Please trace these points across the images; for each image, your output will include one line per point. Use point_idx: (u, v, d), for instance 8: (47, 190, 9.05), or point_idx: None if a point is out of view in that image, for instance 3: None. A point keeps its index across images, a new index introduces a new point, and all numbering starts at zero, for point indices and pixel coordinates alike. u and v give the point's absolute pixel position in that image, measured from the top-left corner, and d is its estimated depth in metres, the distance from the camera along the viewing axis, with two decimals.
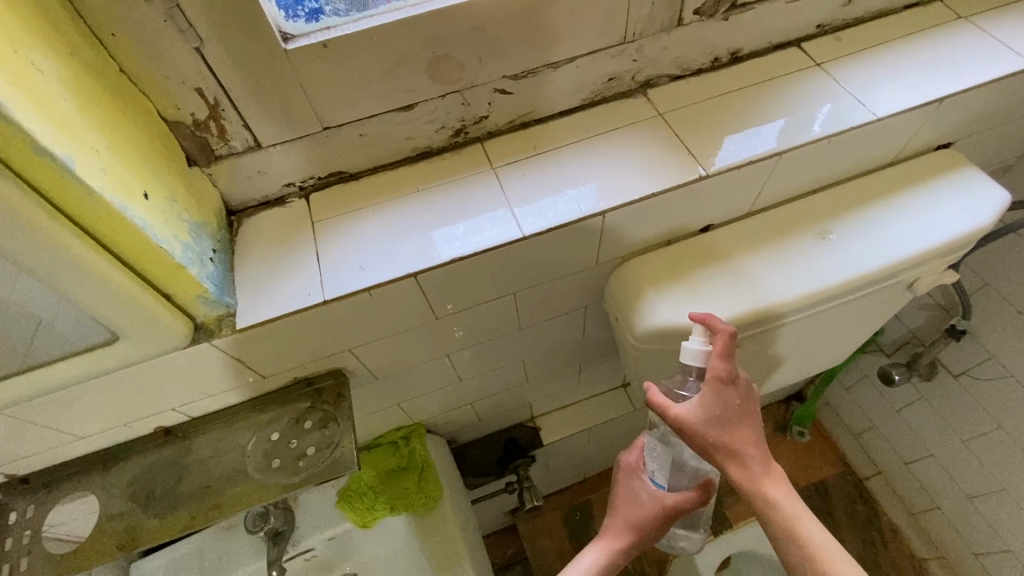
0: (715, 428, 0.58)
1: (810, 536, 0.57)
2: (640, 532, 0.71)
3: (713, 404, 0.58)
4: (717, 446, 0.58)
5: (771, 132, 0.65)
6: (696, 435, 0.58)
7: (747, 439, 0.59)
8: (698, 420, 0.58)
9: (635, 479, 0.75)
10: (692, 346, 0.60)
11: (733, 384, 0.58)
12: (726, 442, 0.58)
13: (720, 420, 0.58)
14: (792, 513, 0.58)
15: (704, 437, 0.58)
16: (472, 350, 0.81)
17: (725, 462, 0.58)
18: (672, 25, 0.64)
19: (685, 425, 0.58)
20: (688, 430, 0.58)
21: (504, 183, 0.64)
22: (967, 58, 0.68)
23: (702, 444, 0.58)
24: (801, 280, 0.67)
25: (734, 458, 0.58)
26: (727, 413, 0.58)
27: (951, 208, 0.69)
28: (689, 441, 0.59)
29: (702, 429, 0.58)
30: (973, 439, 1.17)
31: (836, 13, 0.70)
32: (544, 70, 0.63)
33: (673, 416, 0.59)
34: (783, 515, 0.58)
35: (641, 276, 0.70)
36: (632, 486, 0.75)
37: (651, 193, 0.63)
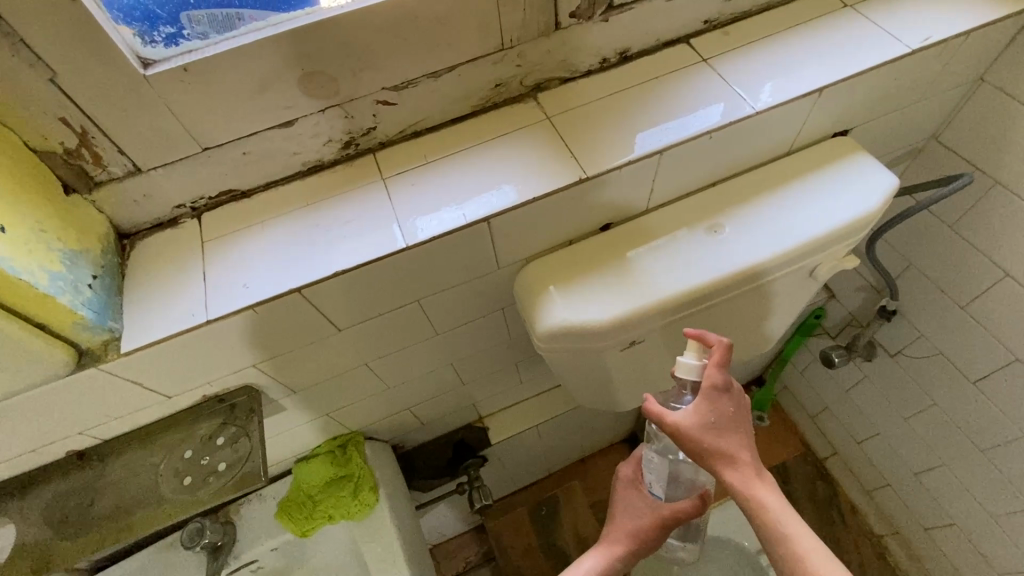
0: (711, 435, 0.60)
1: (801, 542, 0.58)
2: (639, 541, 0.74)
3: (709, 413, 0.60)
4: (712, 452, 0.60)
5: (655, 131, 0.66)
6: (693, 442, 0.60)
7: (741, 446, 0.61)
8: (693, 426, 0.60)
9: (634, 492, 0.78)
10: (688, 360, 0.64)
11: (727, 394, 0.61)
12: (721, 448, 0.60)
13: (716, 427, 0.60)
14: (785, 521, 0.59)
15: (700, 443, 0.60)
16: (392, 357, 0.82)
17: (720, 467, 0.60)
18: (550, 30, 0.64)
19: (680, 431, 0.60)
20: (684, 436, 0.60)
21: (392, 193, 0.65)
22: (848, 46, 0.69)
23: (699, 449, 0.60)
24: (695, 275, 0.68)
25: (728, 463, 0.60)
26: (722, 421, 0.60)
27: (840, 198, 0.70)
28: (686, 448, 0.61)
29: (698, 434, 0.60)
30: (913, 417, 1.19)
31: (722, 8, 0.71)
32: (425, 80, 0.63)
33: (670, 423, 0.61)
34: (774, 519, 0.59)
35: (540, 278, 0.71)
36: (632, 497, 0.78)
37: (535, 196, 0.63)
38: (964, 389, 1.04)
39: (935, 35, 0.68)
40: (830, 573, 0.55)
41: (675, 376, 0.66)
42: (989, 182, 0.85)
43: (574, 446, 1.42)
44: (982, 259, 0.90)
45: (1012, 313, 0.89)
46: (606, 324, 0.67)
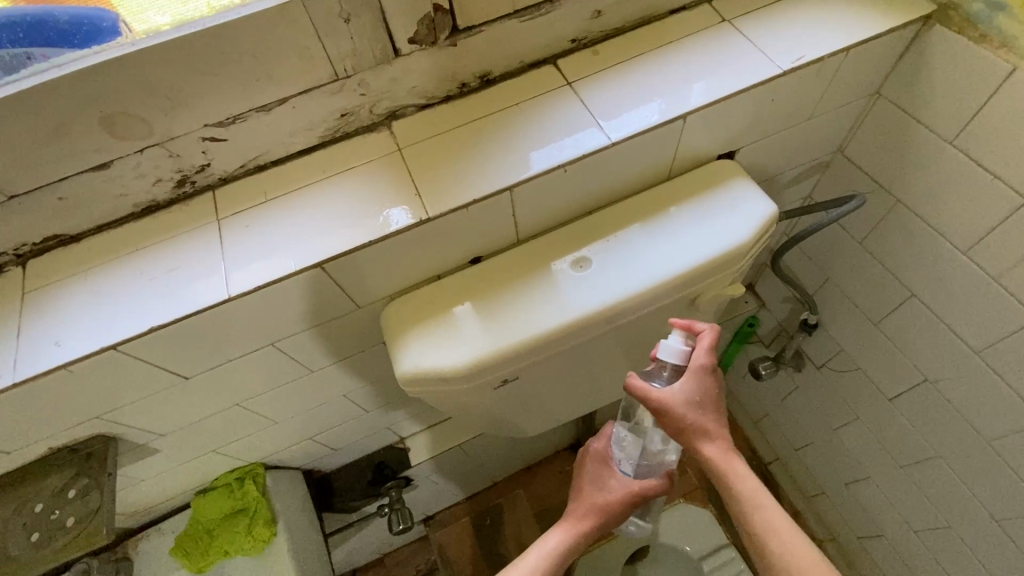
0: (694, 412, 0.61)
1: (772, 517, 0.59)
2: (606, 517, 0.70)
3: (694, 391, 0.61)
4: (695, 428, 0.61)
5: (510, 164, 0.62)
6: (678, 418, 0.60)
7: (720, 424, 0.63)
8: (678, 403, 0.60)
9: (605, 467, 0.74)
10: (674, 341, 0.63)
11: (711, 376, 0.62)
12: (702, 424, 0.61)
13: (700, 405, 0.61)
14: (759, 497, 0.60)
15: (684, 419, 0.60)
16: (268, 395, 0.78)
17: (699, 443, 0.61)
18: (389, 57, 0.60)
19: (665, 407, 0.60)
20: (671, 412, 0.60)
21: (225, 237, 0.61)
22: (718, 67, 0.65)
23: (681, 426, 0.61)
24: (559, 312, 0.65)
25: (707, 439, 0.61)
26: (706, 400, 0.61)
27: (715, 227, 0.67)
28: (668, 424, 0.61)
29: (683, 412, 0.60)
30: (841, 428, 1.16)
31: (589, 26, 0.67)
32: (254, 114, 0.59)
33: (656, 399, 0.60)
34: (749, 495, 0.60)
35: (401, 318, 0.67)
36: (602, 472, 0.73)
37: (373, 240, 0.60)
38: (882, 404, 1.01)
39: (810, 53, 0.64)
40: (799, 546, 0.57)
41: (655, 360, 0.64)
42: (892, 200, 0.81)
43: (508, 457, 1.41)
44: (890, 277, 0.87)
45: (919, 332, 0.86)
46: (461, 368, 0.64)
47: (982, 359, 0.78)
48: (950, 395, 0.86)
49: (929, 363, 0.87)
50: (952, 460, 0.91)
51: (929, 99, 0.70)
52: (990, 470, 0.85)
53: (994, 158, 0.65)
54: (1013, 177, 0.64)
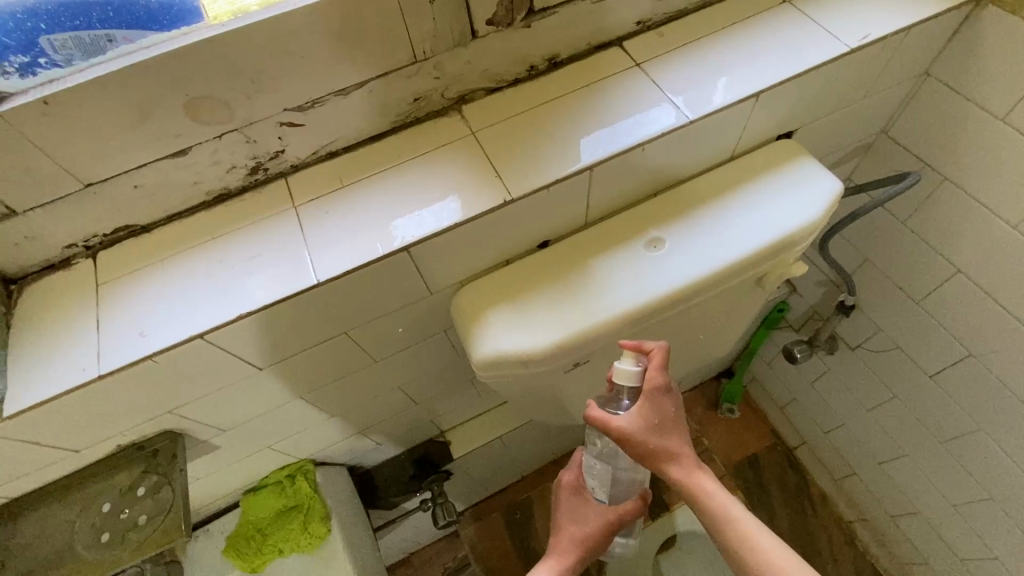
0: (655, 435, 0.59)
1: (750, 532, 0.57)
2: (586, 548, 0.69)
3: (651, 414, 0.60)
4: (659, 451, 0.59)
5: (586, 146, 0.63)
6: (639, 444, 0.59)
7: (682, 442, 0.61)
8: (636, 429, 0.59)
9: (578, 499, 0.73)
10: (624, 368, 0.61)
11: (665, 394, 0.61)
12: (664, 447, 0.59)
13: (658, 428, 0.60)
14: (730, 510, 0.59)
15: (646, 445, 0.59)
16: (329, 388, 0.77)
17: (664, 466, 0.60)
18: (466, 39, 0.60)
19: (625, 436, 0.59)
20: (631, 440, 0.59)
21: (304, 223, 0.60)
22: (785, 47, 0.66)
23: (644, 452, 0.59)
24: (633, 295, 0.65)
25: (673, 461, 0.60)
26: (660, 421, 0.60)
27: (782, 206, 0.67)
28: (631, 452, 0.59)
29: (641, 438, 0.59)
30: (875, 408, 1.18)
31: (655, 8, 0.67)
32: (332, 98, 0.58)
33: (615, 428, 0.59)
34: (725, 512, 0.59)
35: (474, 304, 0.67)
36: (577, 504, 0.73)
37: (456, 223, 0.59)
38: (921, 382, 1.03)
39: (876, 31, 0.65)
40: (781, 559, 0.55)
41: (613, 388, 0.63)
42: (939, 177, 0.83)
43: (541, 450, 1.41)
44: (935, 254, 0.89)
45: (965, 308, 0.88)
46: (540, 351, 0.64)
47: None
48: (996, 369, 0.88)
49: (975, 338, 0.89)
50: (997, 433, 0.93)
51: (982, 77, 0.71)
52: None
53: None
54: None
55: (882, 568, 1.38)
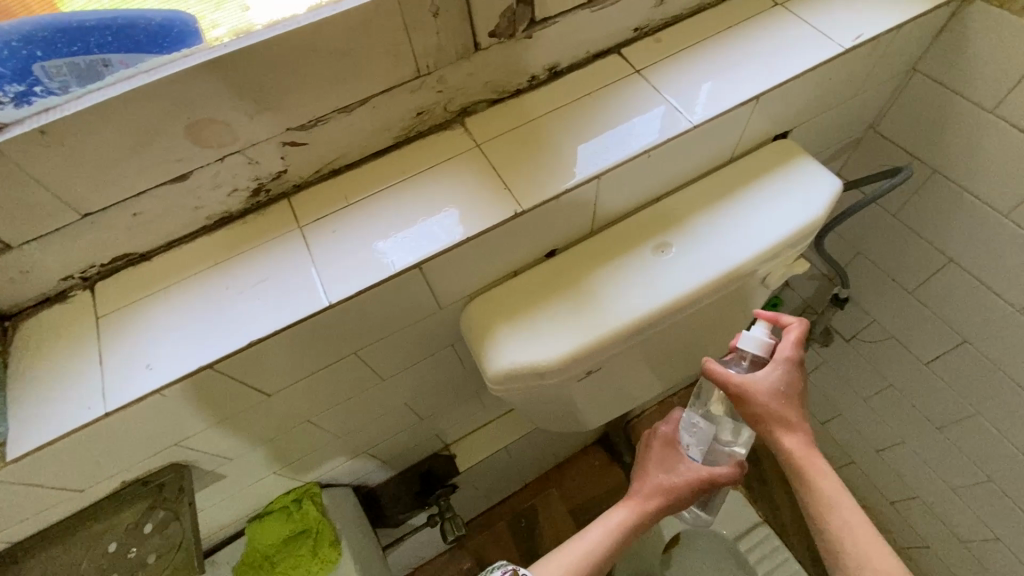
0: (777, 400, 0.66)
1: (851, 522, 0.62)
2: (671, 498, 0.75)
3: (778, 380, 0.67)
4: (773, 416, 0.66)
5: (592, 154, 0.62)
6: (759, 403, 0.66)
7: (801, 417, 0.67)
8: (760, 389, 0.66)
9: (672, 451, 0.78)
10: (756, 333, 0.69)
11: (795, 368, 0.68)
12: (782, 413, 0.66)
13: (783, 394, 0.66)
14: (839, 497, 0.64)
15: (765, 406, 0.66)
16: (337, 408, 0.76)
17: (777, 431, 0.67)
18: (469, 52, 0.59)
19: (747, 392, 0.66)
20: (751, 397, 0.66)
21: (311, 244, 0.58)
22: (781, 50, 0.67)
23: (761, 412, 0.66)
24: (644, 301, 0.65)
25: (786, 428, 0.66)
26: (792, 391, 0.67)
27: (785, 205, 0.69)
28: (749, 409, 0.67)
29: (763, 397, 0.66)
30: (872, 397, 1.20)
31: (652, 14, 0.67)
32: (336, 115, 0.57)
33: (737, 383, 0.67)
34: (823, 491, 0.64)
35: (485, 316, 0.66)
36: (669, 456, 0.78)
37: (466, 237, 0.58)
38: (917, 370, 1.05)
39: (868, 32, 0.66)
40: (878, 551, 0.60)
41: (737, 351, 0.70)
42: (928, 170, 0.84)
43: (544, 457, 1.40)
44: (926, 245, 0.91)
45: (958, 297, 0.90)
46: (554, 362, 0.63)
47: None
48: (990, 354, 0.90)
49: (968, 325, 0.91)
50: (993, 416, 0.95)
51: (968, 72, 0.73)
52: None
53: None
54: None
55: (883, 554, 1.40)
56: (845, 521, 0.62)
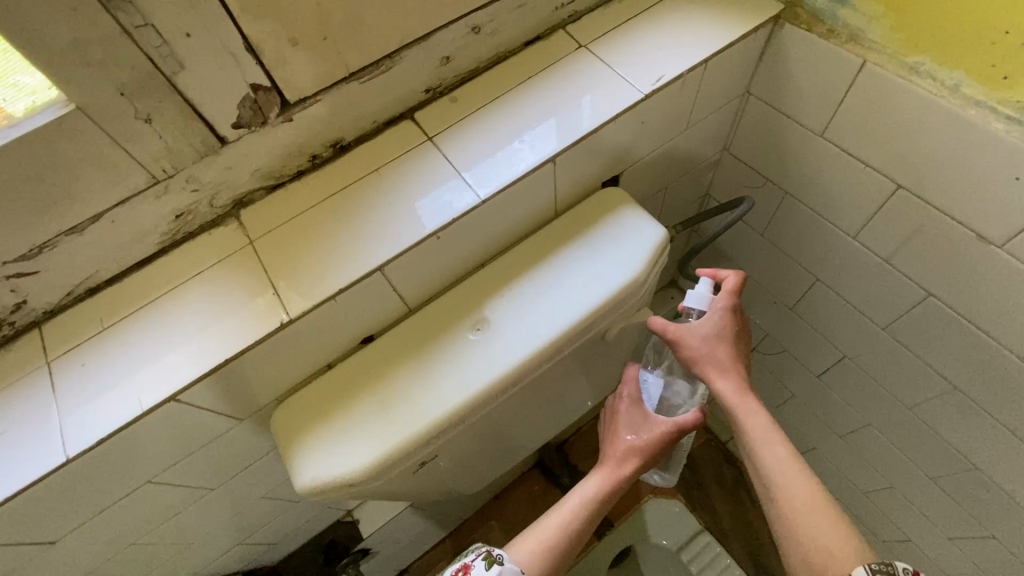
0: (710, 346, 0.63)
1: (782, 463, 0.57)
2: (643, 458, 0.68)
3: (714, 326, 0.64)
4: (709, 359, 0.63)
5: (377, 242, 0.58)
6: (692, 348, 0.63)
7: (737, 362, 0.63)
8: (696, 336, 0.63)
9: (639, 410, 0.69)
10: (700, 286, 0.66)
11: (733, 317, 0.65)
12: (714, 358, 0.63)
13: (718, 340, 0.63)
14: (770, 439, 0.58)
15: (698, 350, 0.63)
16: (169, 525, 0.70)
17: (711, 376, 0.63)
18: (216, 147, 0.53)
19: (682, 339, 0.64)
20: (685, 343, 0.64)
21: (58, 382, 0.53)
22: (580, 99, 0.63)
23: (693, 356, 0.63)
24: (459, 389, 0.60)
25: (720, 374, 0.63)
26: (728, 338, 0.64)
27: (608, 261, 0.64)
28: (683, 354, 0.64)
29: (696, 342, 0.63)
30: (782, 406, 1.18)
31: (440, 73, 0.62)
32: (66, 238, 0.50)
33: (674, 331, 0.64)
34: (756, 434, 0.59)
35: (292, 422, 0.61)
36: (636, 415, 0.69)
37: (228, 357, 0.53)
38: (812, 381, 1.03)
39: (669, 72, 0.62)
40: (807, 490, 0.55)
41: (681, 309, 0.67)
42: (781, 192, 0.81)
43: (470, 498, 1.36)
44: (794, 264, 0.87)
45: (832, 314, 0.87)
46: (362, 471, 0.58)
47: (889, 333, 0.79)
48: (869, 369, 0.87)
49: (845, 340, 0.88)
50: (883, 427, 0.93)
51: (794, 96, 0.69)
52: (919, 435, 0.86)
53: (863, 147, 0.65)
54: (881, 165, 0.65)
55: None
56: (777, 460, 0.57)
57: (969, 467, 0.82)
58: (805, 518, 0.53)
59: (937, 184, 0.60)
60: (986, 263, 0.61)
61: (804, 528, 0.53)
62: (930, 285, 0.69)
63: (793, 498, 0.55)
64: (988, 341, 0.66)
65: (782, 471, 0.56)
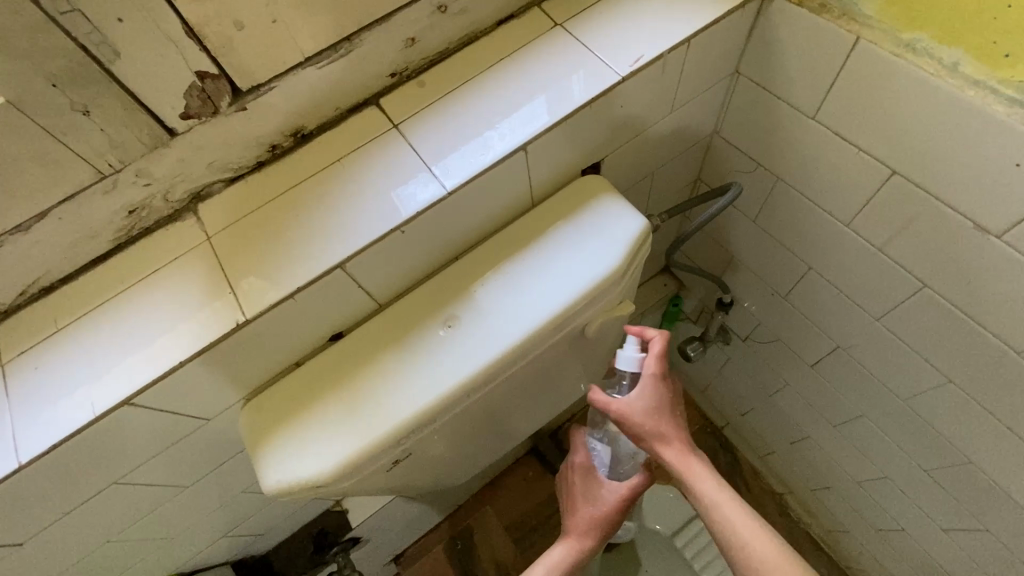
0: (652, 418, 0.61)
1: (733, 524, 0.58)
2: (603, 526, 0.70)
3: (651, 397, 0.61)
4: (652, 433, 0.60)
5: (339, 237, 0.55)
6: (636, 424, 0.61)
7: (678, 426, 0.62)
8: (637, 412, 0.61)
9: (593, 479, 0.73)
10: (628, 353, 0.62)
11: (666, 380, 0.62)
12: (658, 431, 0.60)
13: (657, 410, 0.61)
14: (718, 502, 0.59)
15: (641, 427, 0.60)
16: (145, 522, 0.69)
17: (657, 448, 0.61)
18: (166, 139, 0.50)
19: (625, 417, 0.61)
20: (628, 421, 0.61)
21: (10, 386, 0.51)
22: (553, 82, 0.59)
23: (638, 432, 0.61)
24: (427, 390, 0.58)
25: (665, 443, 0.61)
26: (665, 405, 0.61)
27: (585, 254, 0.62)
28: (628, 431, 0.61)
29: (639, 420, 0.60)
30: (777, 394, 1.15)
31: (405, 56, 0.59)
32: (10, 236, 0.48)
33: (615, 410, 0.61)
34: (708, 500, 0.59)
35: (259, 423, 0.60)
36: (591, 484, 0.73)
37: (185, 358, 0.51)
38: (806, 370, 1.00)
39: (648, 52, 0.59)
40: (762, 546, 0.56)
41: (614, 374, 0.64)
42: (773, 177, 0.77)
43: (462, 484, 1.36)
44: (787, 252, 0.84)
45: (825, 304, 0.84)
46: (329, 474, 0.56)
47: (884, 324, 0.76)
48: (863, 360, 0.85)
49: (839, 331, 0.85)
50: (877, 418, 0.91)
51: (785, 75, 0.65)
52: (913, 426, 0.84)
53: (857, 130, 0.61)
54: (876, 150, 0.61)
55: (815, 535, 1.39)
56: (729, 522, 0.58)
57: (964, 461, 0.79)
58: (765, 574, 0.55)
59: (934, 170, 0.57)
60: (987, 252, 0.57)
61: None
62: (925, 275, 0.65)
63: (752, 556, 0.56)
64: (985, 334, 0.63)
65: (740, 533, 0.57)
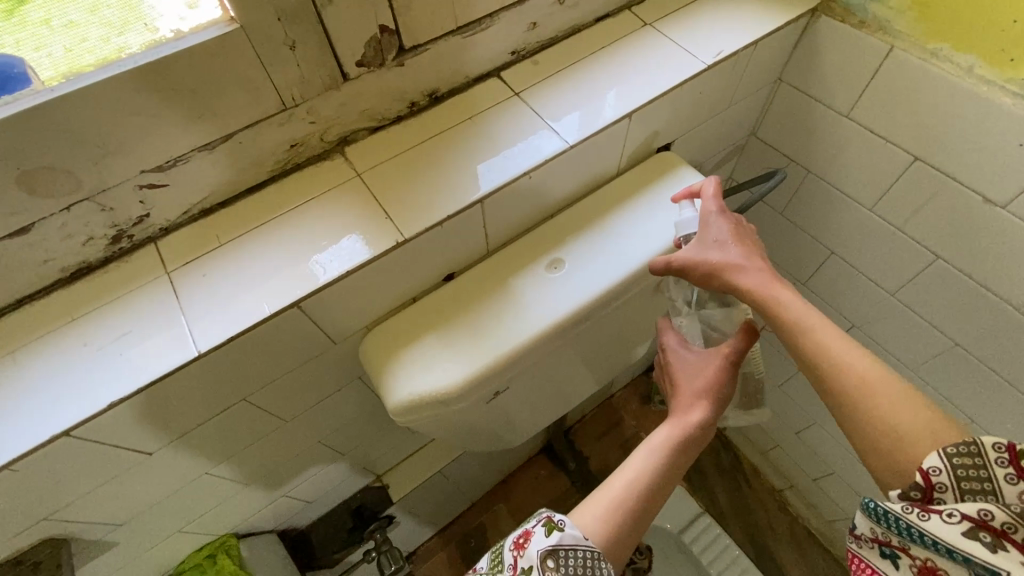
0: (716, 252, 0.60)
1: (821, 341, 0.51)
2: (712, 393, 0.65)
3: (710, 234, 0.62)
4: (718, 263, 0.59)
5: (473, 178, 0.63)
6: (700, 262, 0.61)
7: (751, 255, 0.59)
8: (696, 251, 0.61)
9: (685, 350, 0.69)
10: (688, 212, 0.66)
11: (726, 216, 0.63)
12: (723, 260, 0.59)
13: (722, 242, 0.60)
14: (805, 316, 0.53)
15: (705, 263, 0.60)
16: (239, 456, 0.72)
17: (730, 278, 0.58)
18: (338, 81, 0.58)
19: (687, 262, 0.61)
20: (689, 262, 0.61)
21: (178, 289, 0.56)
22: (649, 67, 0.70)
23: (704, 270, 0.60)
24: (538, 319, 0.65)
25: (738, 270, 0.58)
26: (732, 236, 0.61)
27: (671, 213, 0.72)
28: (696, 276, 0.61)
29: (699, 257, 0.61)
30: (786, 383, 1.28)
31: (526, 38, 0.69)
32: (197, 154, 0.54)
33: (677, 261, 0.62)
34: (790, 314, 0.53)
35: (383, 347, 0.66)
36: (685, 356, 0.69)
37: (342, 272, 0.57)
38: None
39: (727, 48, 0.71)
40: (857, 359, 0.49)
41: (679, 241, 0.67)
42: (803, 171, 0.90)
43: (485, 472, 1.39)
44: (811, 240, 0.97)
45: (843, 286, 0.97)
46: (451, 390, 0.62)
47: (899, 298, 0.88)
48: (875, 336, 0.97)
49: (854, 310, 0.97)
50: None
51: (823, 80, 0.79)
52: None
53: (884, 125, 0.75)
54: (898, 141, 0.75)
55: (813, 527, 1.49)
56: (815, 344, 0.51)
57: (965, 422, 0.91)
58: (870, 400, 0.47)
59: (949, 154, 0.71)
60: (994, 223, 0.70)
61: (871, 412, 0.46)
62: (937, 249, 0.79)
63: (852, 380, 0.48)
64: (988, 296, 0.76)
65: (841, 357, 0.49)
